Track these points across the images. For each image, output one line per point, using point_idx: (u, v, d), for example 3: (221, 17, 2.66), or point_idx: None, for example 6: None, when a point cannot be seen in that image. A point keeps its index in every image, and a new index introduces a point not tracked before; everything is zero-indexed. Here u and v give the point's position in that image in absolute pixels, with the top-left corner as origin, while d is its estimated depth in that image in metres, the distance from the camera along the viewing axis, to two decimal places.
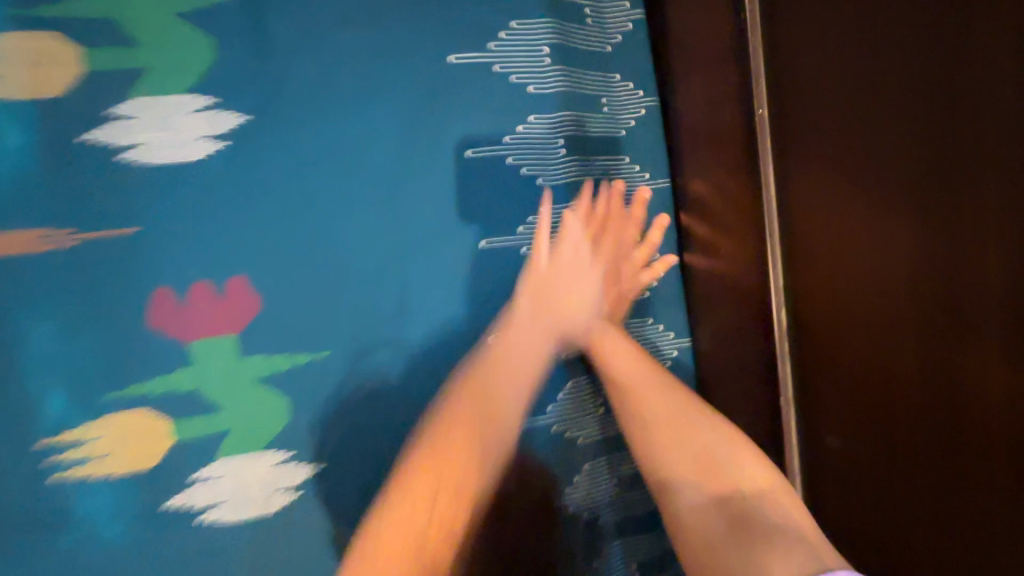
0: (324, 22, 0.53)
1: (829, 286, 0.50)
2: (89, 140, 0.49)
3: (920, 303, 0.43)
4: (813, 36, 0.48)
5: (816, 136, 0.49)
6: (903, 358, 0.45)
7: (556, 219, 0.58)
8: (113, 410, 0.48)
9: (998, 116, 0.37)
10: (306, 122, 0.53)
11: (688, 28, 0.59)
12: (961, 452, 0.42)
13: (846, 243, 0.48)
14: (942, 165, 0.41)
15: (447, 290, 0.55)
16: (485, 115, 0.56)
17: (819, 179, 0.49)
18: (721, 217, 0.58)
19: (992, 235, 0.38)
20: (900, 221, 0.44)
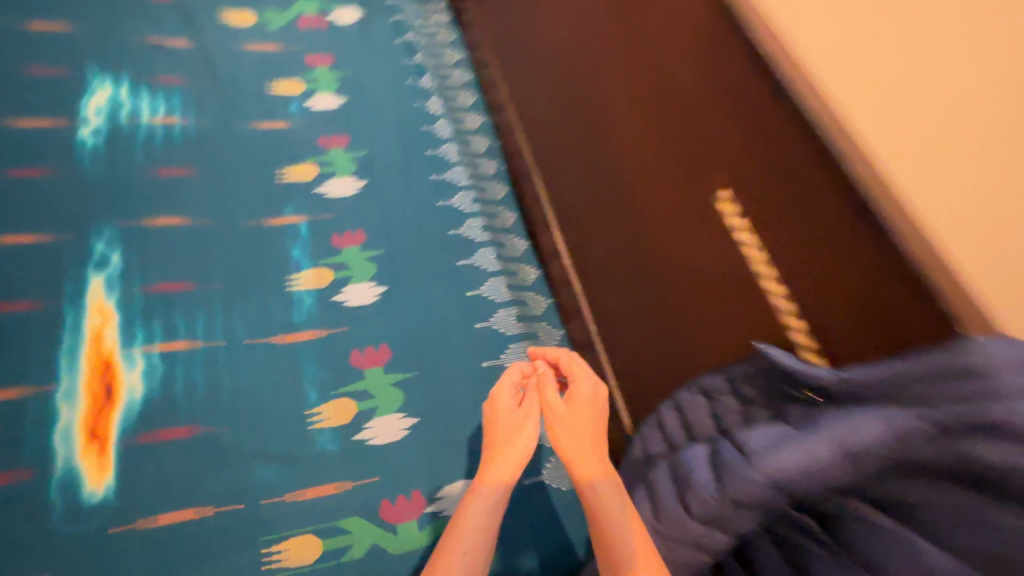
0: (412, 247, 1.28)
1: (602, 308, 1.16)
2: (334, 299, 1.17)
3: (621, 299, 1.09)
4: (570, 220, 1.27)
5: (583, 254, 1.22)
6: (624, 323, 1.08)
7: (506, 317, 1.24)
8: (333, 398, 1.07)
9: (614, 231, 1.11)
10: (407, 285, 1.23)
11: (545, 237, 1.34)
12: (650, 351, 1.01)
13: (599, 289, 1.16)
14: (609, 250, 1.13)
15: (467, 352, 1.18)
16: (474, 279, 1.27)
17: (588, 269, 1.21)
18: (570, 308, 1.25)
19: (624, 268, 1.08)
20: (607, 273, 1.14)
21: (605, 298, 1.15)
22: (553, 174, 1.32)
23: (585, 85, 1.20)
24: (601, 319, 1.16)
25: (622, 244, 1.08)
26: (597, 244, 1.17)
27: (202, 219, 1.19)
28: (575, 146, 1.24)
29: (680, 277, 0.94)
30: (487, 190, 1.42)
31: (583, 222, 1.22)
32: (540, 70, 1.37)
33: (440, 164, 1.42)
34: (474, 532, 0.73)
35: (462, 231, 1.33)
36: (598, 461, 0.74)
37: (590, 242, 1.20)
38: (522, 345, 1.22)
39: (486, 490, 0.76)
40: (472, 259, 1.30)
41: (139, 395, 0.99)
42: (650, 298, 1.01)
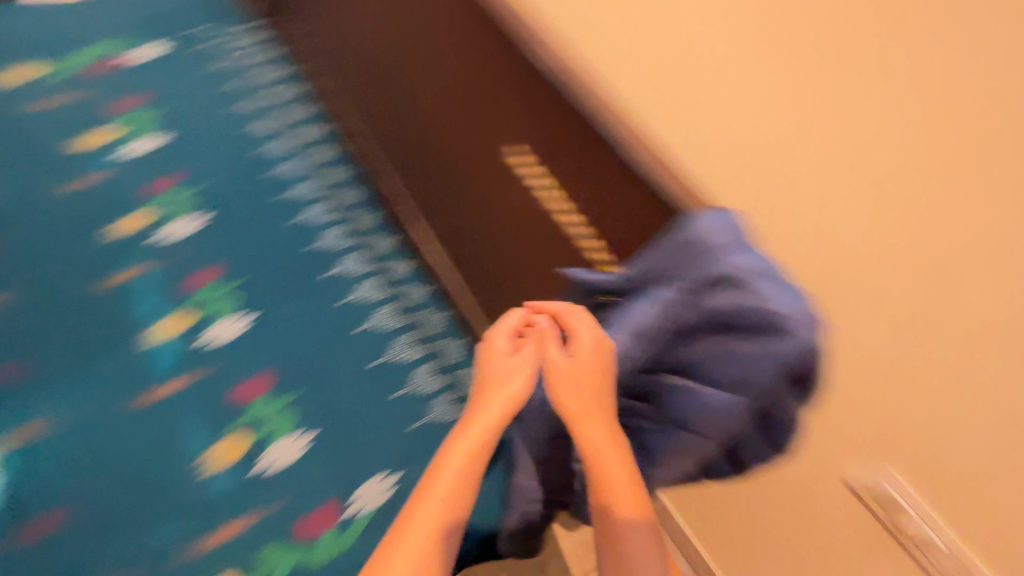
0: (274, 272, 1.27)
1: (466, 267, 1.24)
2: (200, 342, 1.14)
3: (476, 254, 1.19)
4: (414, 196, 1.31)
5: (434, 224, 1.28)
6: (485, 273, 1.18)
7: (386, 314, 1.28)
8: (220, 438, 1.06)
9: (451, 194, 1.18)
10: (277, 309, 1.22)
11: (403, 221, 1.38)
12: (510, 291, 1.12)
13: (459, 251, 1.25)
14: (455, 213, 1.21)
15: (353, 356, 1.20)
16: (345, 287, 1.29)
17: (443, 236, 1.28)
18: (444, 283, 1.31)
19: (471, 225, 1.17)
20: (460, 234, 1.22)
21: (465, 256, 1.23)
22: (397, 162, 1.34)
23: (389, 67, 1.26)
24: (468, 279, 1.24)
25: (464, 211, 1.13)
26: (443, 209, 1.24)
27: (33, 297, 1.12)
28: (404, 132, 1.26)
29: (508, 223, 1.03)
30: (340, 198, 1.44)
31: (426, 194, 1.28)
32: (353, 69, 1.38)
33: (285, 184, 1.42)
34: (446, 499, 0.68)
35: (321, 243, 1.34)
36: (600, 412, 0.65)
37: (437, 210, 1.27)
38: (407, 336, 1.26)
39: (458, 462, 0.70)
40: (336, 268, 1.31)
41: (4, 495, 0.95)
42: (501, 249, 1.08)
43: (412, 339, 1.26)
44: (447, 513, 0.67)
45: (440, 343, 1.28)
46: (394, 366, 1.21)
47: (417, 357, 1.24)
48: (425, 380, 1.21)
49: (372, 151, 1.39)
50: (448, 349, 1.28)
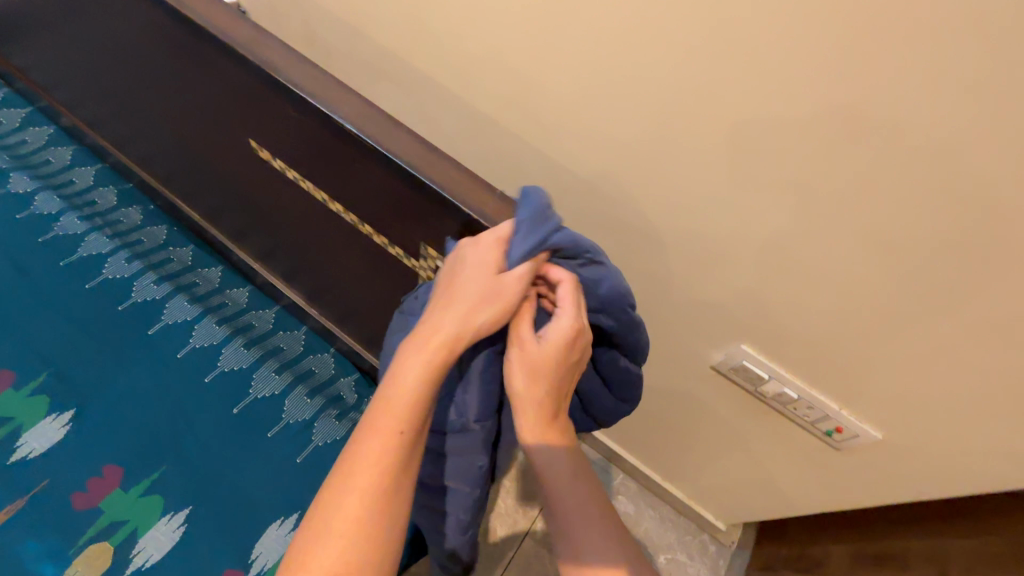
0: (85, 349, 1.09)
1: (292, 279, 1.11)
2: (16, 459, 0.97)
3: (291, 263, 1.06)
4: (210, 218, 1.15)
5: (243, 242, 1.13)
6: (310, 279, 1.05)
7: (235, 351, 1.15)
8: (77, 554, 0.92)
9: (234, 209, 1.03)
10: (101, 390, 1.05)
11: (217, 246, 1.22)
12: (341, 292, 1.01)
13: (277, 264, 1.11)
14: (249, 228, 1.05)
15: (210, 410, 1.08)
16: (178, 338, 1.14)
17: (256, 252, 1.13)
18: (285, 299, 1.19)
19: (269, 236, 1.02)
20: (267, 247, 1.08)
21: (285, 268, 1.09)
22: (179, 188, 1.15)
23: (105, 82, 1.04)
24: (301, 288, 1.12)
25: (264, 224, 0.99)
26: (238, 226, 1.08)
27: None
28: (168, 155, 1.06)
29: (300, 225, 0.90)
30: (143, 240, 1.25)
31: (216, 214, 1.12)
32: (86, 94, 1.15)
33: (67, 246, 1.20)
34: (372, 503, 0.46)
35: (133, 297, 1.16)
36: (552, 404, 0.57)
37: (235, 229, 1.11)
38: (268, 367, 1.14)
39: (388, 429, 0.48)
40: (161, 321, 1.15)
41: None
42: (314, 256, 0.96)
43: (274, 368, 1.15)
44: (382, 495, 0.47)
45: (305, 362, 1.17)
46: (260, 404, 1.10)
47: (283, 384, 1.13)
48: (301, 405, 1.12)
49: (153, 179, 1.20)
50: (317, 364, 1.18)
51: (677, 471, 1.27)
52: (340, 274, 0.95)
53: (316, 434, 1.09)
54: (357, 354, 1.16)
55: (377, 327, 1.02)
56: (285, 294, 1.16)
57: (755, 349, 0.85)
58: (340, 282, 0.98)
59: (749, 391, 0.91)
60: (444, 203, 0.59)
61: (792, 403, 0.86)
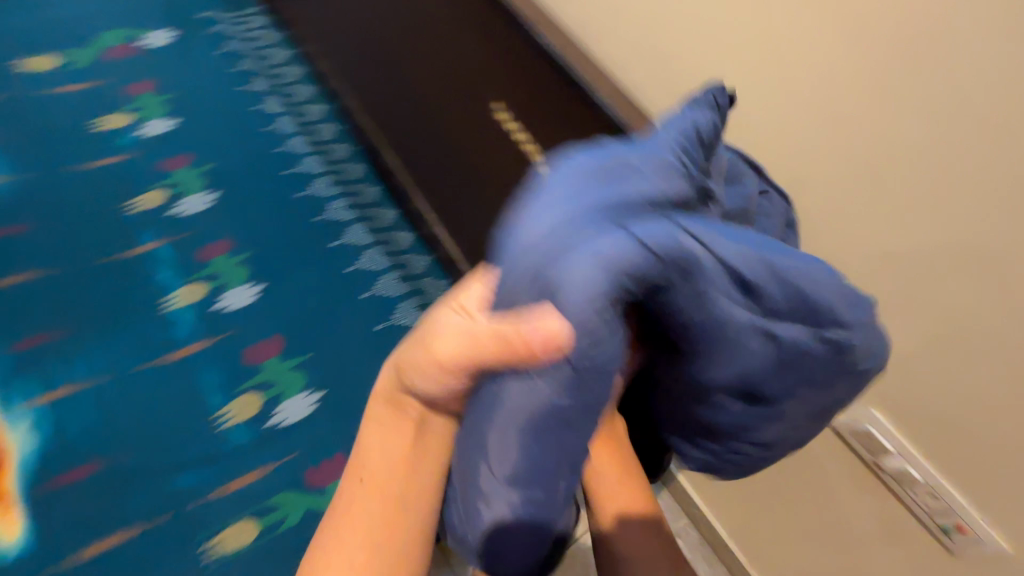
0: (283, 242, 1.32)
1: (456, 233, 1.26)
2: (216, 307, 1.20)
3: (462, 217, 1.20)
4: (405, 166, 1.34)
5: (424, 191, 1.31)
6: (476, 235, 1.19)
7: (389, 281, 1.33)
8: (236, 395, 1.12)
9: (436, 162, 1.21)
10: (286, 277, 1.27)
11: (400, 194, 1.42)
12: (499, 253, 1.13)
13: (450, 216, 1.26)
14: (440, 179, 1.22)
15: (359, 321, 1.25)
16: (350, 256, 1.34)
17: (433, 202, 1.29)
18: (440, 252, 1.34)
19: (456, 191, 1.19)
20: (447, 201, 1.24)
21: (455, 223, 1.25)
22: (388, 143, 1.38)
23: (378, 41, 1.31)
24: (458, 244, 1.26)
25: (456, 179, 1.16)
26: (430, 177, 1.26)
27: (55, 266, 1.17)
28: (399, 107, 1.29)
29: (493, 191, 1.06)
30: (344, 172, 1.49)
31: (413, 163, 1.31)
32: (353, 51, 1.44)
33: (290, 160, 1.47)
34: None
35: (326, 215, 1.39)
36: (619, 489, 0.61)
37: (425, 180, 1.29)
38: (410, 302, 1.31)
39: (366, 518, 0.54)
40: (342, 239, 1.36)
41: (32, 448, 0.99)
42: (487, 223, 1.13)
43: (415, 305, 1.31)
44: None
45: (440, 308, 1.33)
46: (397, 329, 1.26)
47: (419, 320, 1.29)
48: None
49: (366, 124, 1.43)
50: None
51: (750, 540, 1.20)
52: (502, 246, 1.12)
53: None
54: None
55: None
56: (442, 246, 1.30)
57: (884, 416, 0.83)
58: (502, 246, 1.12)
59: (865, 461, 0.88)
60: None
61: (911, 483, 0.82)
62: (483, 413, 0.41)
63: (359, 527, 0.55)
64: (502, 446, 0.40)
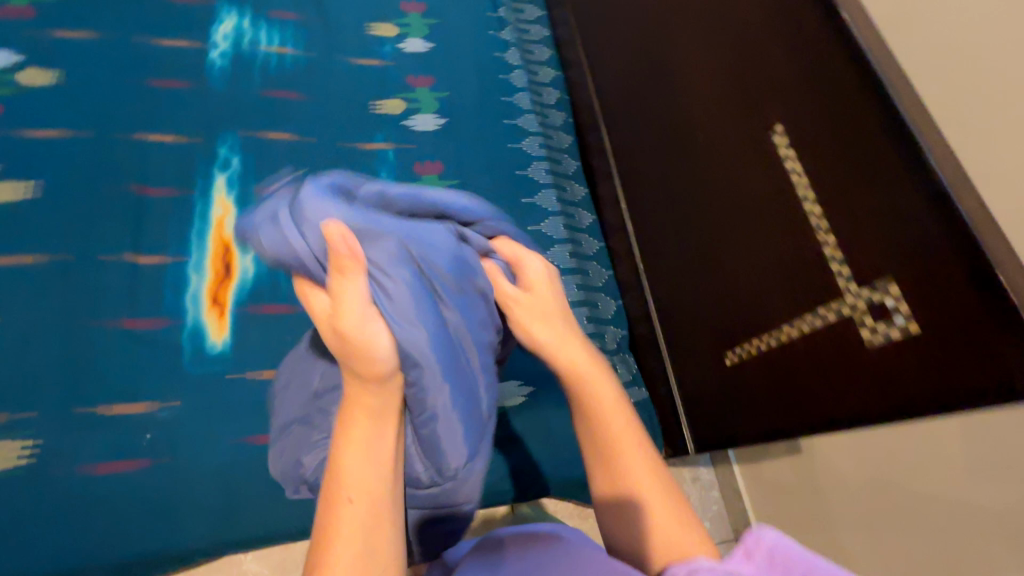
0: (482, 182, 1.42)
1: (658, 247, 1.28)
2: None
3: (675, 231, 1.20)
4: (632, 167, 1.38)
5: (643, 196, 1.34)
6: (680, 253, 1.18)
7: (562, 251, 1.37)
8: None
9: (670, 168, 1.22)
10: None
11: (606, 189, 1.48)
12: (698, 277, 1.11)
13: (658, 227, 1.28)
14: (666, 188, 1.24)
15: None
16: (533, 216, 1.40)
17: (648, 210, 1.32)
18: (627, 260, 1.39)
19: (679, 202, 1.19)
20: (663, 211, 1.25)
21: (662, 235, 1.26)
22: (634, 125, 1.38)
23: (648, 40, 1.36)
24: (657, 259, 1.28)
25: (679, 192, 1.18)
26: (655, 184, 1.29)
27: (307, 137, 1.36)
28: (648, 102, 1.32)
29: (720, 211, 1.04)
30: (554, 139, 1.54)
31: (640, 167, 1.35)
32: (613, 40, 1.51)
33: (512, 110, 1.55)
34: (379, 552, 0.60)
35: (528, 171, 1.46)
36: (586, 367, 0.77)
37: (647, 187, 1.33)
38: (573, 278, 1.34)
39: (366, 493, 0.62)
40: (534, 198, 1.43)
41: (252, 273, 1.17)
42: (714, 234, 1.07)
43: (577, 282, 1.34)
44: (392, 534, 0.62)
45: (600, 296, 1.35)
46: None
47: (574, 298, 1.32)
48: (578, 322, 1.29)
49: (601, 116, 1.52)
50: (604, 302, 1.34)
51: None
52: (718, 261, 1.05)
53: None
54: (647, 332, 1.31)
55: (707, 323, 1.08)
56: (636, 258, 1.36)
57: None
58: (705, 272, 1.09)
59: None
60: (947, 252, 0.66)
61: None
62: (387, 295, 0.64)
63: (376, 501, 0.62)
64: (409, 299, 0.65)
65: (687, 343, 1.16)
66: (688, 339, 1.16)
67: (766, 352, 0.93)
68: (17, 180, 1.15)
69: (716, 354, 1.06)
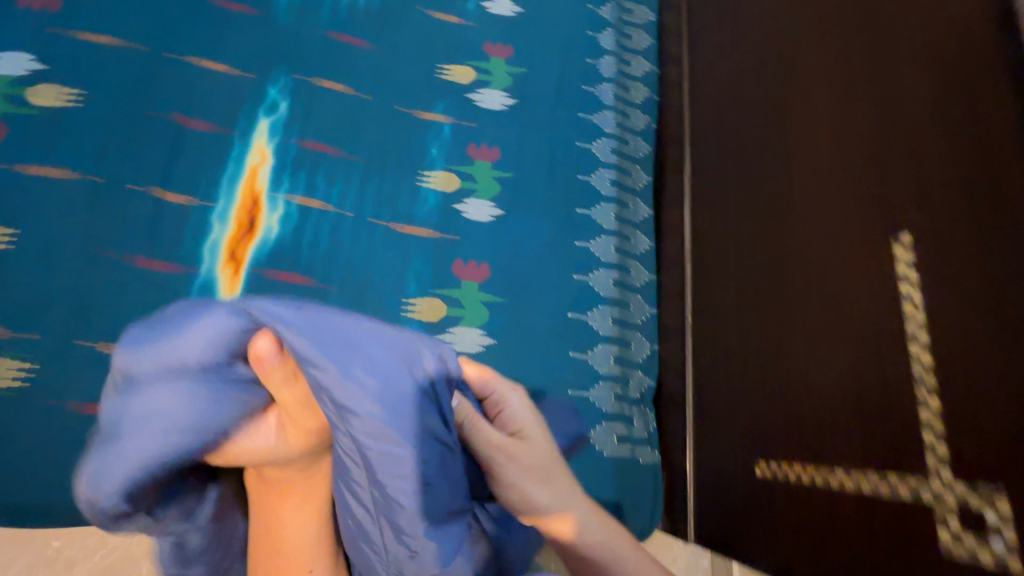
0: (539, 179, 1.28)
1: (711, 316, 1.17)
2: (458, 208, 1.21)
3: (739, 307, 1.09)
4: (709, 215, 1.25)
5: (710, 253, 1.22)
6: (739, 332, 1.07)
7: (605, 277, 1.24)
8: (428, 294, 1.13)
9: (754, 233, 1.09)
10: (521, 216, 1.24)
11: (676, 220, 1.33)
12: (752, 369, 1.01)
13: (715, 293, 1.17)
14: (744, 253, 1.11)
15: (557, 297, 1.20)
16: (584, 231, 1.26)
17: (710, 270, 1.21)
18: (677, 306, 1.27)
19: (753, 277, 1.07)
20: (729, 278, 1.14)
21: (721, 303, 1.14)
22: (734, 166, 1.20)
23: (767, 67, 1.18)
24: (706, 328, 1.18)
25: (759, 264, 1.06)
26: (728, 244, 1.16)
27: (363, 92, 1.24)
28: (749, 144, 1.17)
29: (800, 310, 0.93)
30: (630, 146, 1.37)
31: (717, 217, 1.22)
32: (732, 51, 1.31)
33: (591, 103, 1.37)
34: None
35: (590, 178, 1.31)
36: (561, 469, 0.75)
37: (718, 242, 1.20)
38: (611, 310, 1.22)
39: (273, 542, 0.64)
40: (590, 210, 1.28)
41: (275, 233, 1.10)
42: (784, 333, 0.95)
43: (613, 314, 1.22)
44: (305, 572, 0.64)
45: (634, 336, 1.22)
46: (585, 329, 1.19)
47: (606, 332, 1.20)
48: (605, 360, 1.17)
49: (692, 141, 1.36)
50: (637, 343, 1.22)
51: None
52: (790, 366, 0.92)
53: (592, 390, 1.14)
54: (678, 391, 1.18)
55: (749, 422, 0.99)
56: (686, 314, 1.25)
57: None
58: (762, 367, 0.99)
59: None
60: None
61: None
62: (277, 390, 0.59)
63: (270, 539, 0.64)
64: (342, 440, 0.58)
65: (715, 436, 1.06)
66: (717, 431, 1.06)
67: (807, 485, 0.84)
68: (62, 85, 1.10)
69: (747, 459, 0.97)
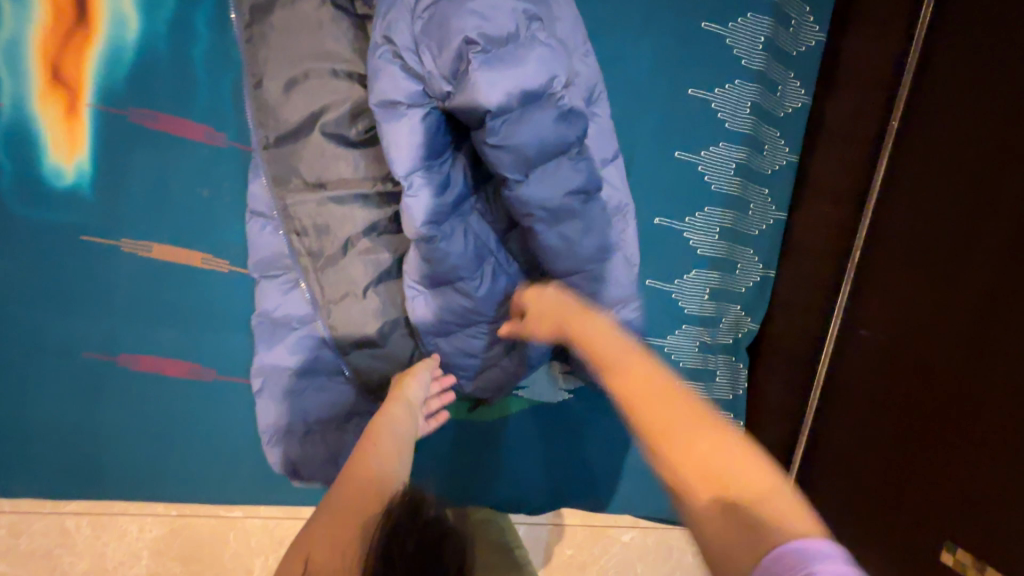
0: None
1: (882, 287, 0.68)
2: None
3: (967, 288, 0.60)
4: (942, 71, 0.64)
5: (917, 161, 0.66)
6: (954, 333, 0.60)
7: (723, 158, 0.75)
8: None
9: None
10: (604, 30, 0.69)
11: (862, 54, 0.73)
12: (973, 411, 0.58)
13: (915, 237, 0.65)
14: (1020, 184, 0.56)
15: (642, 188, 0.73)
16: (707, 70, 0.72)
17: (909, 187, 0.66)
18: (824, 222, 0.76)
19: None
20: (955, 217, 0.61)
21: (920, 263, 0.64)
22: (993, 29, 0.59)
23: None
24: (864, 297, 0.70)
25: None
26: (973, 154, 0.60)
27: None
28: None
29: None
30: None
31: (964, 88, 0.62)
32: None
33: None
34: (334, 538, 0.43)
35: None
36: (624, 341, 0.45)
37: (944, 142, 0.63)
38: (720, 216, 0.77)
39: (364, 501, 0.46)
40: (724, 28, 0.72)
41: (133, 34, 0.57)
42: None
43: (723, 223, 0.77)
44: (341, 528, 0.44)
45: (745, 255, 0.80)
46: (676, 244, 0.76)
47: (707, 251, 0.77)
48: (695, 294, 0.78)
49: None
50: (745, 266, 0.80)
51: None
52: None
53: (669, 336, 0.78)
54: (785, 344, 0.80)
55: (931, 488, 0.61)
56: (841, 244, 0.74)
57: None
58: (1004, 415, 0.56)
59: None
60: None
61: None
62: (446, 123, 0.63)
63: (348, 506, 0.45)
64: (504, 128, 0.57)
65: (842, 472, 0.71)
66: (846, 466, 0.70)
67: None
68: None
69: (922, 542, 0.61)
